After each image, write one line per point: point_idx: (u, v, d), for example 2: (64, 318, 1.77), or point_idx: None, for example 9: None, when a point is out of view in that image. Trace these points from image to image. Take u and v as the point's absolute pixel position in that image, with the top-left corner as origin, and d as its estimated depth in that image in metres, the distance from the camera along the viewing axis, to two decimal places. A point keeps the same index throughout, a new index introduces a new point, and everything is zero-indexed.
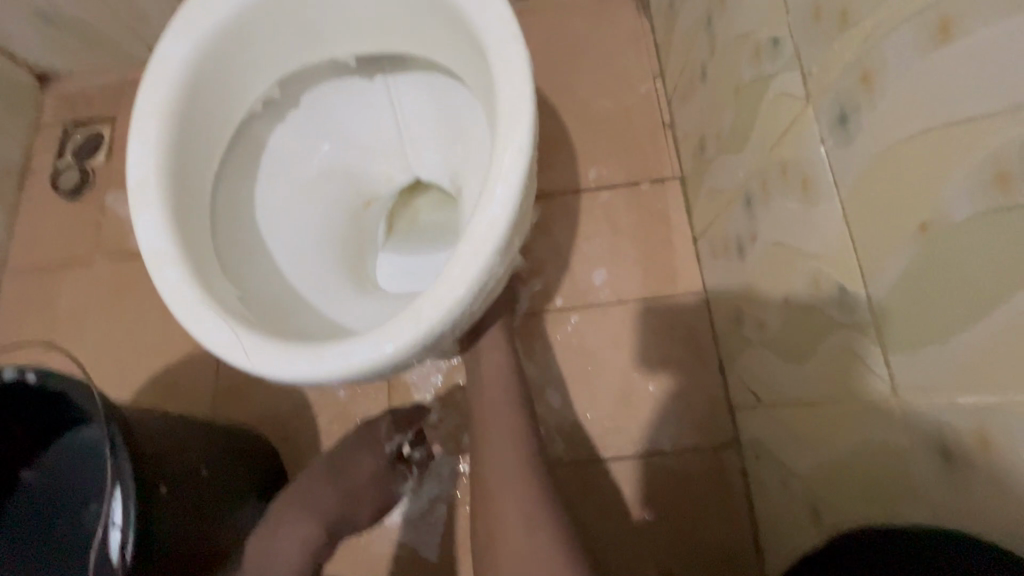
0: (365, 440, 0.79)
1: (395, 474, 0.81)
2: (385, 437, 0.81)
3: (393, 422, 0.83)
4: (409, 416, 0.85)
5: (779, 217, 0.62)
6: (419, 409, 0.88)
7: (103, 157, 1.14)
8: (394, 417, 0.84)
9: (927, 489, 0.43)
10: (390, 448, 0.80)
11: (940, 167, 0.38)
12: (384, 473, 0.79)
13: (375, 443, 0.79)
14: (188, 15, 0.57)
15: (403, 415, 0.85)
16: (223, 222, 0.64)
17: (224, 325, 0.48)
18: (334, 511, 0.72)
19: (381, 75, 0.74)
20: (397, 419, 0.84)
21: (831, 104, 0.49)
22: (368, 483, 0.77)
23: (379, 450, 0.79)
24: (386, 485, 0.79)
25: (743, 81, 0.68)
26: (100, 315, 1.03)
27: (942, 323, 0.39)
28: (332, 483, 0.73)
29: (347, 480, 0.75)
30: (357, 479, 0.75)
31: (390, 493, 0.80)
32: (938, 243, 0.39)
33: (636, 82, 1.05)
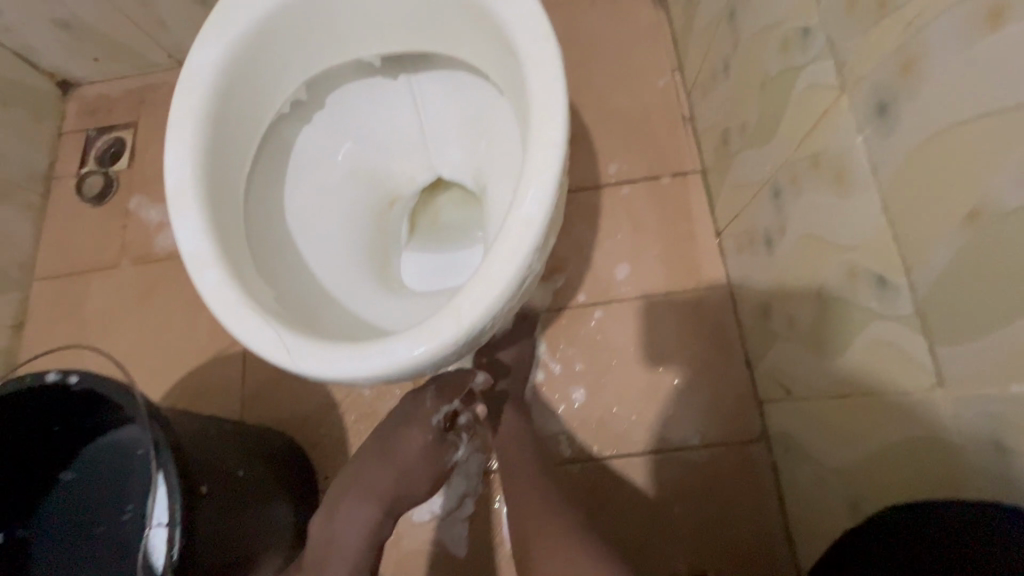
0: (412, 414, 0.75)
1: (449, 444, 0.78)
2: (432, 410, 0.76)
3: (439, 390, 0.77)
4: (457, 380, 0.79)
5: (811, 208, 0.62)
6: (467, 365, 0.81)
7: (126, 163, 1.15)
8: (439, 386, 0.77)
9: (977, 480, 0.43)
10: (439, 421, 0.76)
11: (989, 156, 0.38)
12: (437, 447, 0.76)
13: (423, 419, 0.75)
14: (219, 19, 0.57)
15: (450, 378, 0.78)
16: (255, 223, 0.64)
17: (265, 325, 0.48)
18: (390, 492, 0.72)
19: (405, 75, 0.74)
20: (444, 383, 0.78)
21: (869, 93, 0.49)
22: (419, 459, 0.74)
23: (427, 424, 0.75)
24: (441, 456, 0.77)
25: (770, 72, 0.68)
26: (127, 317, 1.05)
27: (992, 312, 0.39)
28: (382, 467, 0.73)
29: (398, 460, 0.73)
30: (408, 459, 0.73)
31: (446, 463, 0.79)
32: (988, 233, 0.38)
33: (655, 75, 1.04)
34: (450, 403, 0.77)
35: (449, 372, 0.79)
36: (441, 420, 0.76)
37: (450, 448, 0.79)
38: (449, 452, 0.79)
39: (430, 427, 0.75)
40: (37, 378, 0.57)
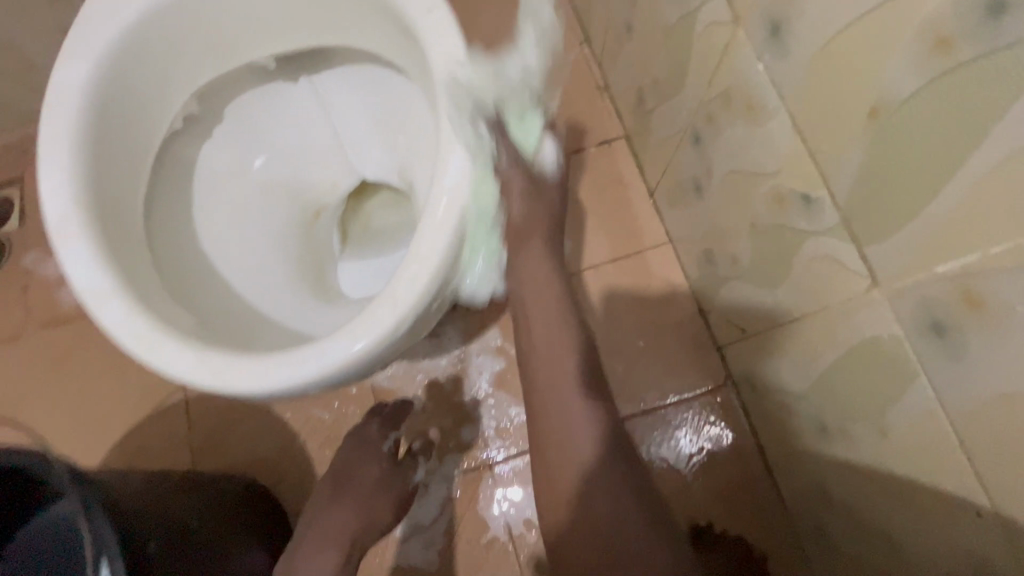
0: (360, 445, 0.74)
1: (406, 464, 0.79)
2: (383, 432, 0.77)
3: (382, 419, 0.79)
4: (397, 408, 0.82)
5: (730, 146, 0.63)
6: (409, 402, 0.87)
7: (16, 223, 1.05)
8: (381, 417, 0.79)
9: (927, 368, 0.44)
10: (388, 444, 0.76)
11: (878, 52, 0.39)
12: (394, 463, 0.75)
13: (375, 439, 0.75)
14: (80, 33, 0.52)
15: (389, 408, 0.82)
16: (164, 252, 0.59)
17: (187, 352, 0.44)
18: (362, 519, 0.66)
19: (305, 76, 0.70)
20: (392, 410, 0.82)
21: (762, 19, 0.50)
22: (379, 488, 0.70)
23: (378, 450, 0.74)
24: (403, 475, 0.75)
25: (669, 23, 0.69)
26: (45, 389, 0.95)
27: (906, 202, 0.40)
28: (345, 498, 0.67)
29: (354, 489, 0.68)
30: (367, 486, 0.70)
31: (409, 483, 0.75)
32: (891, 125, 0.39)
33: (563, 51, 1.05)
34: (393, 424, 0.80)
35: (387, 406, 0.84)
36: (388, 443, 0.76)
37: (408, 469, 0.77)
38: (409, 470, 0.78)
39: (382, 444, 0.75)
40: None
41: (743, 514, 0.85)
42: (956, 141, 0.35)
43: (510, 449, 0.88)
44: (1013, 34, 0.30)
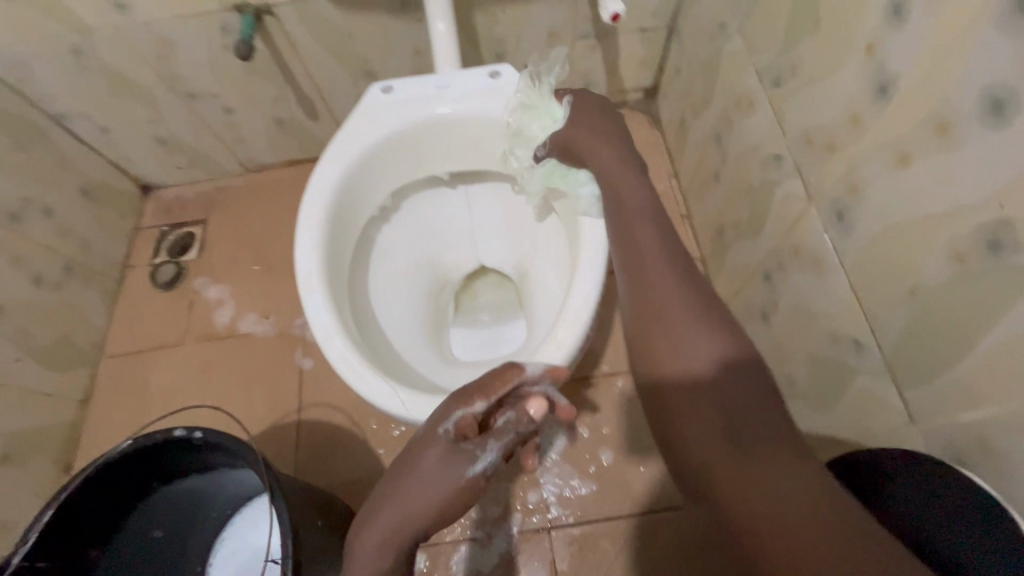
0: (425, 422, 0.58)
1: (497, 431, 0.56)
2: (451, 406, 0.57)
3: (457, 397, 0.58)
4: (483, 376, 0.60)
5: (797, 287, 0.77)
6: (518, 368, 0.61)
7: (196, 254, 1.31)
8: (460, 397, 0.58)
9: None
10: (447, 430, 0.55)
11: (917, 250, 0.53)
12: (447, 446, 0.54)
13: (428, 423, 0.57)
14: (336, 148, 0.76)
15: (468, 384, 0.60)
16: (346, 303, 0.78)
17: (382, 380, 0.61)
18: (402, 512, 0.51)
19: (463, 185, 0.92)
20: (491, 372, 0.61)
21: (830, 204, 0.66)
22: (438, 471, 0.53)
23: (438, 432, 0.55)
24: (453, 463, 0.53)
25: (753, 184, 0.87)
26: (189, 391, 1.15)
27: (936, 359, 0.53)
28: (385, 495, 0.53)
29: (413, 469, 0.53)
30: (423, 462, 0.53)
31: (459, 478, 0.53)
32: (923, 302, 0.53)
33: (654, 182, 1.26)
34: (477, 393, 0.58)
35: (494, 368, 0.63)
36: (465, 417, 0.57)
37: (465, 458, 0.54)
38: (493, 435, 0.56)
39: (444, 424, 0.56)
40: (166, 434, 0.68)
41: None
42: (968, 324, 0.48)
43: (568, 517, 0.97)
44: (1009, 264, 0.44)
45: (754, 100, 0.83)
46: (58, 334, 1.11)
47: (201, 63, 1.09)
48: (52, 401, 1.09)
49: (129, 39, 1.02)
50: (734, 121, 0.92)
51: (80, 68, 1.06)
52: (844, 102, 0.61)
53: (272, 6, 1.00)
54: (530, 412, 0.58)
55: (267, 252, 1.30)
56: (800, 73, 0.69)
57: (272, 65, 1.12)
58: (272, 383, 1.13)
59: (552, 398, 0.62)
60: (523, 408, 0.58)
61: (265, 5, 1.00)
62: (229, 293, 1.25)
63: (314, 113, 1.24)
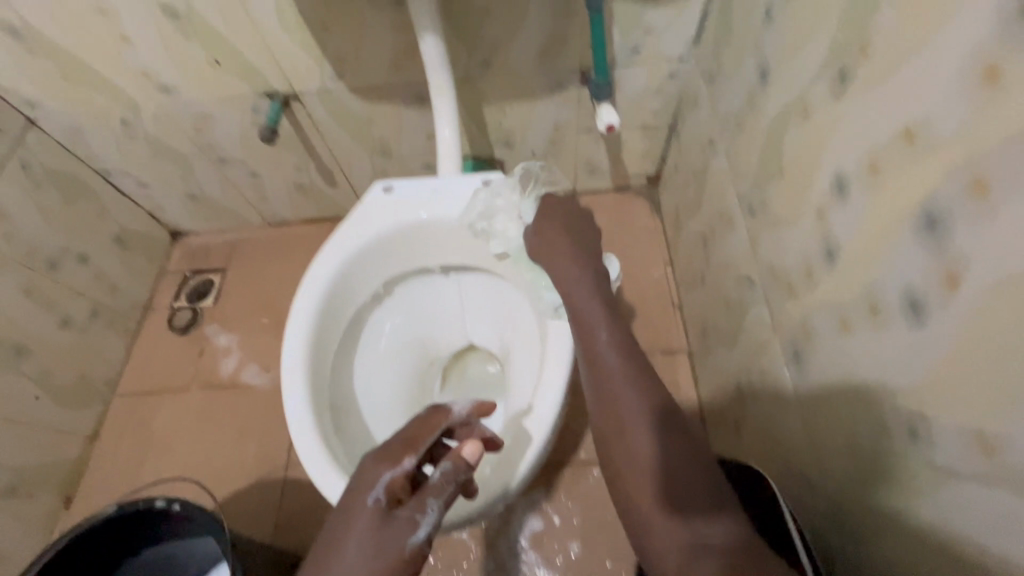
0: (353, 487, 0.57)
1: (429, 489, 0.58)
2: (378, 470, 0.58)
3: (385, 457, 0.59)
4: (408, 429, 0.63)
5: (760, 409, 0.79)
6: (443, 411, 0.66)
7: (212, 301, 1.40)
8: (384, 450, 0.60)
9: None
10: (377, 498, 0.56)
11: (852, 415, 0.55)
12: (381, 514, 0.55)
13: (357, 489, 0.57)
14: (333, 245, 0.84)
15: (392, 440, 0.61)
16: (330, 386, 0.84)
17: (342, 478, 0.66)
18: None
19: (455, 274, 0.96)
20: (416, 420, 0.64)
21: (789, 342, 0.69)
22: (378, 537, 0.53)
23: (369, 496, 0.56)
24: (390, 531, 0.54)
25: (731, 298, 0.90)
26: (188, 436, 1.21)
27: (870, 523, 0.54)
28: (322, 569, 0.52)
29: (351, 537, 0.53)
30: (360, 529, 0.54)
31: (400, 548, 0.53)
32: (859, 465, 0.55)
33: (650, 269, 1.30)
34: (405, 450, 0.60)
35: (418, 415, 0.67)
36: (394, 478, 0.58)
37: (404, 524, 0.55)
38: (427, 496, 0.58)
39: (376, 488, 0.56)
40: (148, 503, 0.74)
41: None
42: (891, 499, 0.50)
43: None
44: (924, 455, 0.45)
45: (734, 219, 0.87)
46: (77, 372, 1.20)
47: (234, 135, 1.20)
48: (64, 436, 1.17)
49: (172, 115, 1.14)
50: (718, 232, 0.95)
51: (127, 135, 1.17)
52: (800, 252, 0.64)
53: (299, 94, 1.10)
54: (465, 457, 0.62)
55: (276, 306, 1.37)
56: (768, 211, 0.73)
57: (297, 141, 1.21)
58: (265, 436, 1.19)
59: (474, 411, 0.68)
60: (454, 457, 0.61)
61: (294, 92, 1.10)
62: (237, 343, 1.32)
63: (333, 181, 1.33)
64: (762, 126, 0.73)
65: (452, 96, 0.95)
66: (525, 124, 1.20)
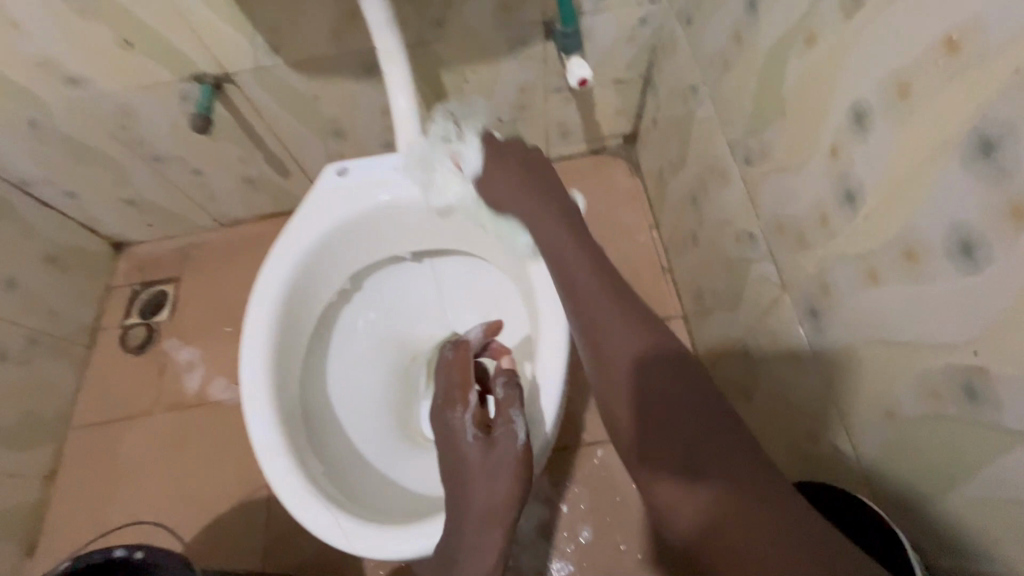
0: (443, 434, 0.59)
1: (503, 401, 0.58)
2: (451, 420, 0.59)
3: (445, 407, 0.60)
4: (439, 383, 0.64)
5: (771, 372, 0.75)
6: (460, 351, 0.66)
7: (167, 315, 1.28)
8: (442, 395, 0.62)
9: None
10: (473, 435, 0.56)
11: (891, 376, 0.50)
12: (483, 442, 0.56)
13: (449, 442, 0.57)
14: (288, 241, 0.74)
15: (439, 394, 0.62)
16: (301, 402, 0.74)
17: (325, 508, 0.58)
18: (490, 507, 0.52)
19: (429, 259, 0.88)
20: (443, 371, 0.65)
21: (803, 299, 0.63)
22: (490, 460, 0.54)
23: (460, 435, 0.57)
24: (501, 445, 0.55)
25: (728, 256, 0.84)
26: (158, 463, 1.11)
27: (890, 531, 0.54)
28: (464, 504, 0.53)
29: (470, 474, 0.54)
30: (472, 463, 0.55)
31: (514, 449, 0.54)
32: (898, 428, 0.50)
33: (635, 233, 1.23)
34: (458, 394, 0.61)
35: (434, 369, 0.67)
36: (471, 414, 0.58)
37: (505, 436, 0.55)
38: (506, 406, 0.58)
39: (460, 430, 0.57)
40: (105, 554, 0.65)
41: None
42: (949, 464, 0.45)
43: None
44: (986, 419, 0.41)
45: (727, 172, 0.80)
46: (23, 409, 1.09)
47: (166, 129, 1.07)
48: (17, 480, 1.06)
49: (90, 111, 1.00)
50: (708, 187, 0.89)
51: (40, 139, 1.03)
52: (811, 200, 0.58)
53: (232, 76, 0.98)
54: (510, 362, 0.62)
55: (239, 312, 1.27)
56: (769, 157, 0.66)
57: (237, 129, 1.09)
58: (243, 455, 1.10)
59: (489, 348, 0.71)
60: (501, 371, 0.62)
61: (226, 75, 0.97)
62: (201, 357, 1.22)
63: (285, 171, 1.21)
64: (755, 63, 0.66)
65: (404, 63, 0.85)
66: (489, 88, 1.09)
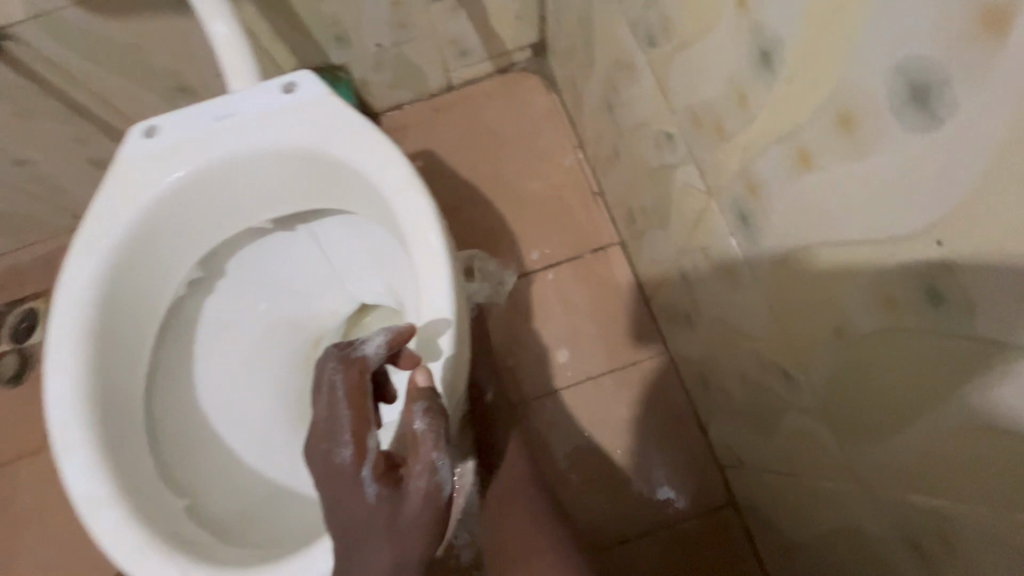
0: (334, 481, 0.45)
1: (417, 439, 0.45)
2: (343, 469, 0.45)
3: (334, 451, 0.46)
4: (325, 412, 0.48)
5: (712, 294, 0.64)
6: (354, 363, 0.48)
7: (41, 337, 1.10)
8: (330, 431, 0.47)
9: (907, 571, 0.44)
10: (374, 490, 0.44)
11: (845, 284, 0.39)
12: (389, 498, 0.44)
13: (341, 499, 0.45)
14: (90, 230, 0.57)
15: (325, 429, 0.47)
16: (155, 429, 0.60)
17: (167, 563, 0.46)
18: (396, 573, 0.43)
19: (303, 224, 0.71)
20: (331, 395, 0.48)
21: (731, 204, 0.51)
22: (399, 521, 0.43)
23: (358, 487, 0.44)
24: (414, 500, 0.44)
25: (652, 166, 0.71)
26: (61, 505, 0.98)
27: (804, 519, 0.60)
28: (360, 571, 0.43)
29: (370, 537, 0.43)
30: (373, 524, 0.43)
31: (433, 506, 0.44)
32: (853, 348, 0.40)
33: (559, 157, 1.07)
34: (350, 430, 0.46)
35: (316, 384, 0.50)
36: (372, 458, 0.45)
37: (420, 489, 0.44)
38: (421, 446, 0.45)
39: (358, 483, 0.44)
40: None
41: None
42: (912, 387, 0.36)
43: None
44: (958, 329, 0.31)
45: (635, 63, 0.65)
46: None
47: None
48: None
49: None
50: (620, 86, 0.74)
51: None
52: (725, 72, 0.45)
53: (8, 29, 0.77)
54: (422, 382, 0.47)
55: None
56: (674, 28, 0.51)
57: (50, 99, 0.88)
58: None
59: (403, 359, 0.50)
60: (415, 393, 0.47)
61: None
62: None
63: None
64: None
65: None
66: (353, 4, 0.90)
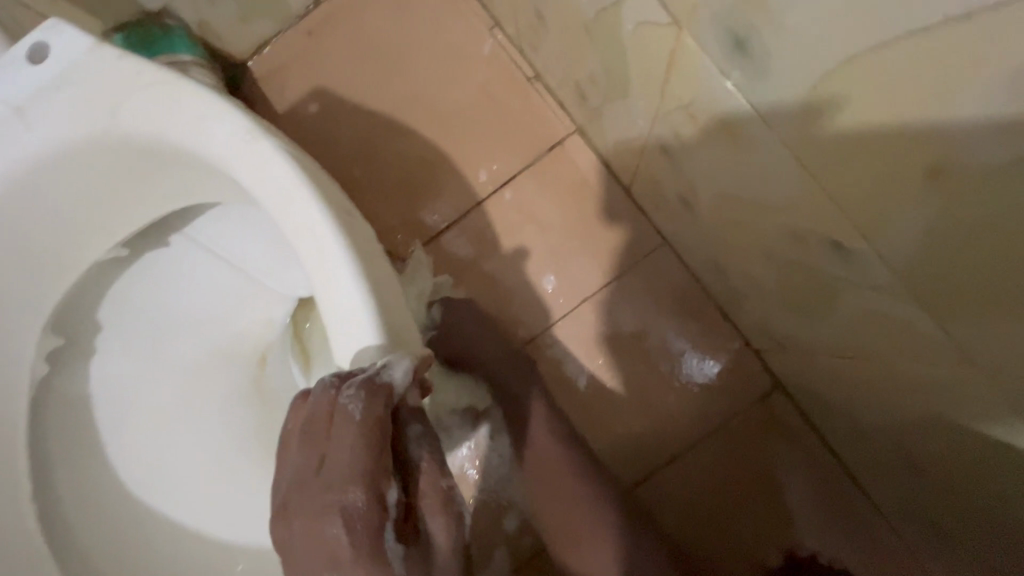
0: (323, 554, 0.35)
1: (423, 470, 0.37)
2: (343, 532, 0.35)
3: (334, 508, 0.35)
4: (315, 455, 0.36)
5: (710, 164, 0.49)
6: (380, 393, 0.35)
7: None
8: (314, 486, 0.35)
9: None
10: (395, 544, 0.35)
11: (949, 96, 0.24)
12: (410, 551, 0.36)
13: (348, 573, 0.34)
14: None
15: (323, 476, 0.35)
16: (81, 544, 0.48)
17: None
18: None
19: (177, 233, 0.54)
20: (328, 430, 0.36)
21: (716, 28, 0.35)
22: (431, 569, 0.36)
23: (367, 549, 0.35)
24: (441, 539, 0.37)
25: (590, 15, 0.52)
26: None
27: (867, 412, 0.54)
28: None
29: None
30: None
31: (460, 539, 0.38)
32: (965, 195, 0.27)
33: (475, 46, 0.86)
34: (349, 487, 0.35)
35: (303, 417, 0.37)
36: (373, 516, 0.35)
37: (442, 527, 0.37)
38: (430, 475, 0.37)
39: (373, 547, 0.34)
40: None
41: (837, 529, 0.74)
42: None
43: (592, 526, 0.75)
44: None
45: None
46: None
47: None
48: None
49: None
50: None
51: None
52: None
53: None
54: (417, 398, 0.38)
55: None
56: None
57: None
58: None
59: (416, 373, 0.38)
60: (410, 413, 0.38)
61: None
62: None
63: None
64: None
65: None
66: None
